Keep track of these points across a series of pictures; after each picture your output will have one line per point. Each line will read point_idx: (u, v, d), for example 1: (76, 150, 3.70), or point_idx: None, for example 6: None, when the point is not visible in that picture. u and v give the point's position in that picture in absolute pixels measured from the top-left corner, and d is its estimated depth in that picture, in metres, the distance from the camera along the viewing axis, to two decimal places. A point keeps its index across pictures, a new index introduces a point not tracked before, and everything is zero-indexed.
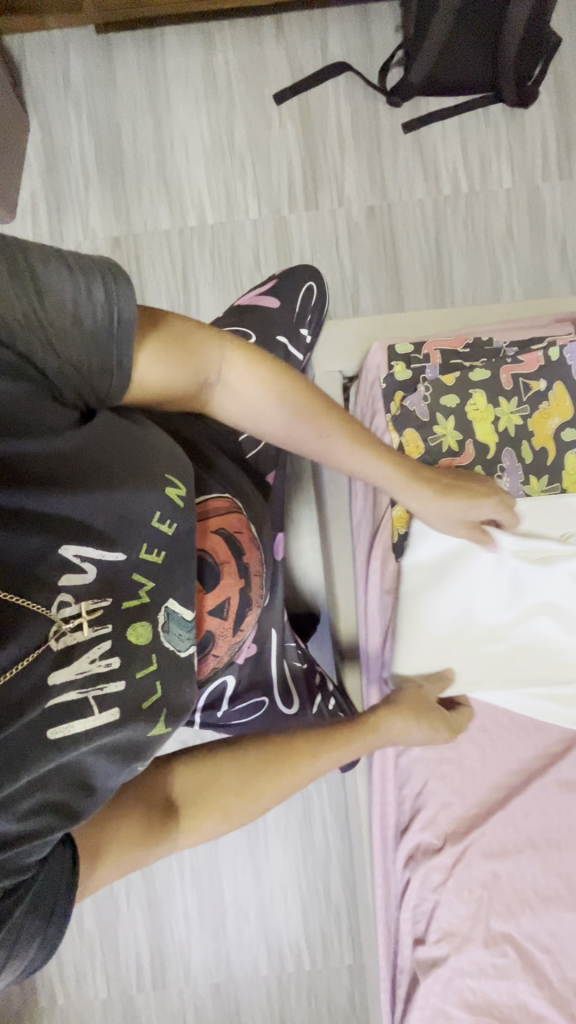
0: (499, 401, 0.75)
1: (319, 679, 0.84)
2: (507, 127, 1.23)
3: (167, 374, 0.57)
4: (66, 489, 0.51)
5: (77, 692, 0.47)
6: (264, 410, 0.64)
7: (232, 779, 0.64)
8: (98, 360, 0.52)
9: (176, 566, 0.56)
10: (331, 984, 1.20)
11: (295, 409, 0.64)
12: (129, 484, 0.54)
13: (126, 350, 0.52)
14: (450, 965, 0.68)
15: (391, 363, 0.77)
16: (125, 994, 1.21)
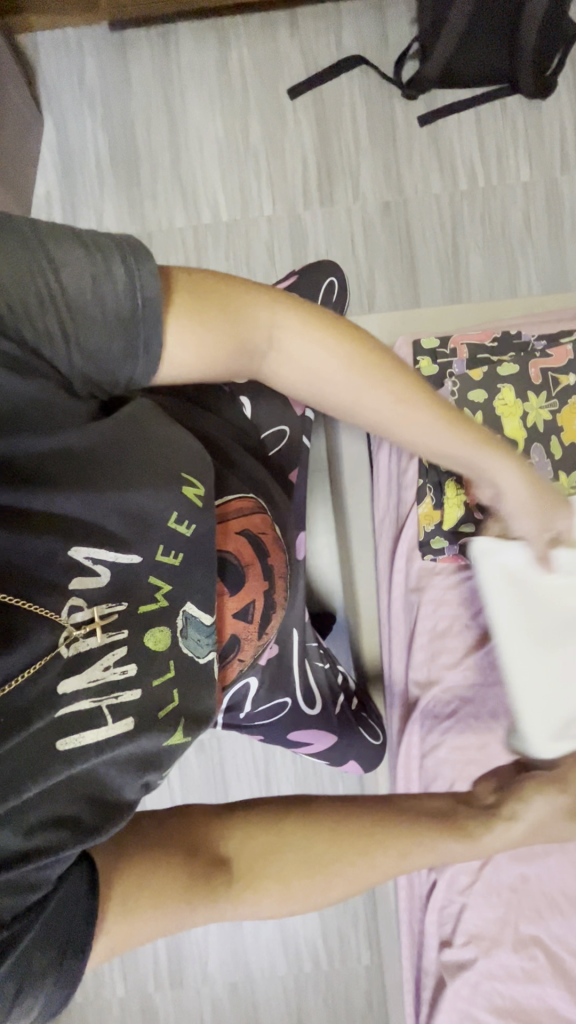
0: (528, 395, 0.74)
1: (342, 680, 0.84)
2: (525, 119, 1.21)
3: (213, 342, 0.53)
4: (80, 490, 0.51)
5: (90, 700, 0.48)
6: (328, 373, 0.58)
7: (296, 852, 0.54)
8: (122, 345, 0.50)
9: (194, 568, 0.55)
10: (348, 985, 1.19)
11: (357, 371, 0.58)
12: (144, 484, 0.53)
13: (152, 330, 0.50)
14: (477, 968, 0.67)
15: (416, 357, 0.77)
16: (143, 993, 1.21)
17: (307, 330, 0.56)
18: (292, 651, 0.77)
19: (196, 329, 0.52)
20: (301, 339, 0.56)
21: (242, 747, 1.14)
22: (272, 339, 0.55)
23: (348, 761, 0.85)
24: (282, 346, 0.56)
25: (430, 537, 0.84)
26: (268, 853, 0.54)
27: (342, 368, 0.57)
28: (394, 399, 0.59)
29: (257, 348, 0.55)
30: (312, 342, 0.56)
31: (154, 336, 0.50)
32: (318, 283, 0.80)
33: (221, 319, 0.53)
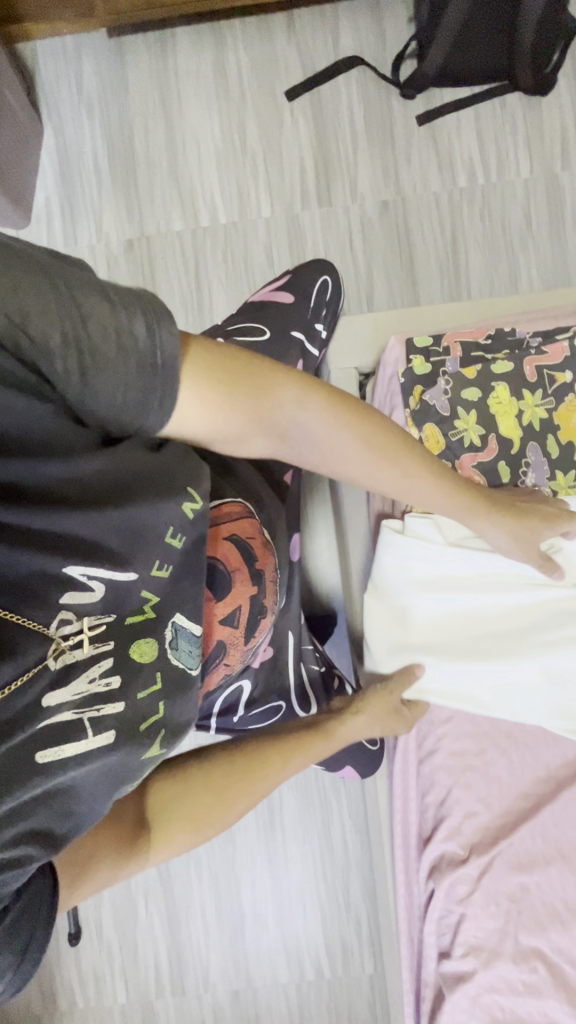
0: (523, 394, 0.73)
1: (337, 681, 0.82)
2: (524, 116, 1.20)
3: (225, 415, 0.52)
4: (82, 514, 0.48)
5: (74, 711, 0.47)
6: (336, 449, 0.58)
7: (203, 791, 0.63)
8: (137, 396, 0.47)
9: (184, 582, 0.55)
10: (351, 994, 1.18)
11: (362, 449, 0.58)
12: (145, 502, 0.51)
13: (167, 387, 0.48)
14: (477, 981, 0.65)
15: (409, 356, 0.75)
16: (144, 999, 1.20)
17: (316, 406, 0.55)
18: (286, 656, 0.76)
19: (208, 398, 0.50)
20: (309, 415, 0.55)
21: None
22: (281, 417, 0.55)
23: (344, 766, 0.84)
24: (292, 423, 0.55)
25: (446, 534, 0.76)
26: (180, 798, 0.62)
27: (345, 443, 0.57)
28: (393, 473, 0.60)
29: (266, 425, 0.55)
30: (322, 422, 0.55)
31: (167, 392, 0.48)
32: (311, 283, 0.79)
33: (233, 392, 0.51)
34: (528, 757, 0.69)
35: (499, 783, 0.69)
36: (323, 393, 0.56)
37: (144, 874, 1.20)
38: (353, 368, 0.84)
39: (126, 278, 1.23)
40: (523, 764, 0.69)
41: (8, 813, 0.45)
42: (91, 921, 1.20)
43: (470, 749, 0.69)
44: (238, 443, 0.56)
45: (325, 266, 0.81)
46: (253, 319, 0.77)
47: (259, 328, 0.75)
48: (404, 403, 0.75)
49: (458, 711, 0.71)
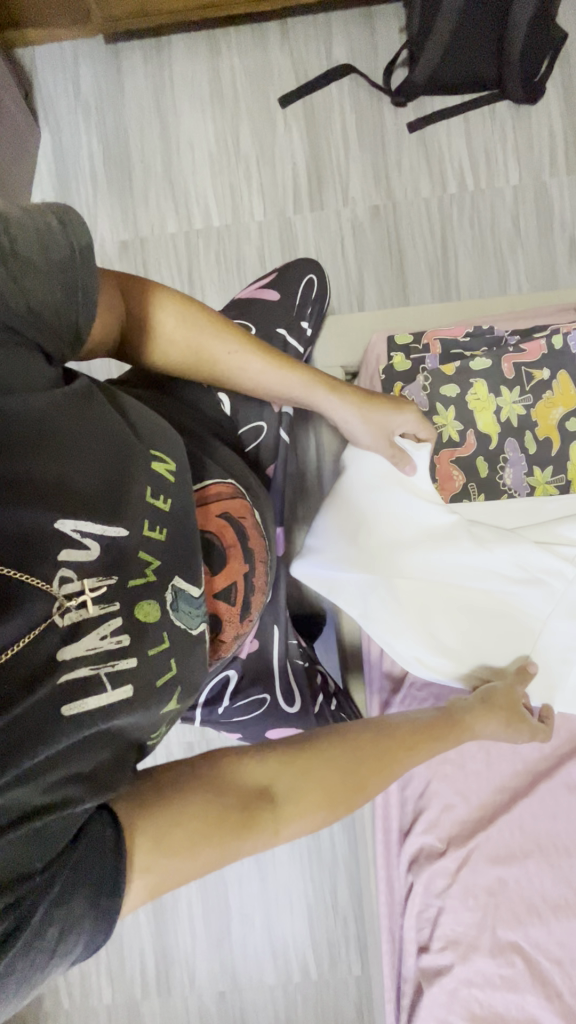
0: (501, 392, 0.74)
1: (321, 679, 0.82)
2: (514, 123, 1.22)
3: (109, 316, 0.59)
4: (58, 453, 0.50)
5: (89, 668, 0.47)
6: (191, 344, 0.65)
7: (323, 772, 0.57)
8: (69, 291, 0.53)
9: (176, 543, 0.56)
10: (338, 996, 1.17)
11: (233, 347, 0.66)
12: (121, 460, 0.54)
13: (88, 280, 0.54)
14: (455, 974, 0.65)
15: (390, 354, 0.78)
16: (130, 999, 1.19)
17: (187, 311, 0.64)
18: (271, 647, 0.77)
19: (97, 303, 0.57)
20: (184, 321, 0.64)
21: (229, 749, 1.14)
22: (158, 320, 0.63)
23: None
24: (172, 328, 0.64)
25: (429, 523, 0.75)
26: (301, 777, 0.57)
27: (217, 344, 0.65)
28: (266, 369, 0.67)
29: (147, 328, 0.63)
30: (179, 319, 0.63)
31: (91, 286, 0.54)
32: (297, 280, 0.80)
33: (114, 297, 0.59)
34: (506, 751, 0.69)
35: (477, 777, 0.69)
36: (192, 304, 0.65)
37: None
38: (340, 365, 0.85)
39: None
40: (501, 758, 0.69)
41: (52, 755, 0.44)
42: None
43: None
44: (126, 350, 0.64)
45: (310, 264, 0.82)
46: (238, 315, 0.78)
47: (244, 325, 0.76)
48: None
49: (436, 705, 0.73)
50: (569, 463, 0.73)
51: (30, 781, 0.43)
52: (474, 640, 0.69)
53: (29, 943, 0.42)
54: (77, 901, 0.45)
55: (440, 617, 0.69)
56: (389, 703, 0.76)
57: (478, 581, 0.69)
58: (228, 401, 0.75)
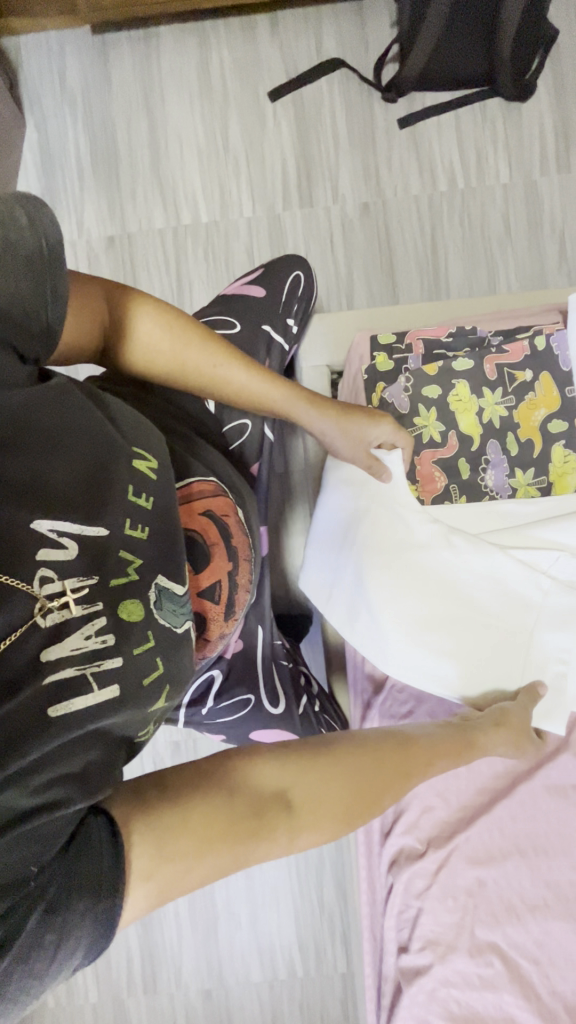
0: (483, 393, 0.74)
1: (304, 679, 0.81)
2: (505, 121, 1.21)
3: (80, 319, 0.57)
4: (32, 453, 0.48)
5: (74, 668, 0.46)
6: (174, 353, 0.64)
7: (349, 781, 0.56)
8: (37, 288, 0.51)
9: (160, 540, 0.56)
10: (324, 994, 1.17)
11: (209, 352, 0.65)
12: (100, 457, 0.54)
13: (57, 279, 0.53)
14: (433, 975, 0.65)
15: (373, 354, 0.78)
16: (117, 998, 1.19)
17: (162, 315, 0.63)
18: (256, 647, 0.77)
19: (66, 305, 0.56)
20: (158, 324, 0.63)
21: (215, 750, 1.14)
22: (131, 323, 0.62)
23: None
24: (145, 332, 0.63)
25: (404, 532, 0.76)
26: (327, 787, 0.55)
27: (192, 348, 0.64)
28: (243, 373, 0.66)
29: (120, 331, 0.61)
30: (162, 326, 0.63)
31: (60, 285, 0.53)
32: (282, 278, 0.80)
33: (85, 298, 0.58)
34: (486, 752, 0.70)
35: (457, 779, 0.69)
36: (168, 309, 0.64)
37: None
38: (325, 365, 0.85)
39: (107, 274, 1.23)
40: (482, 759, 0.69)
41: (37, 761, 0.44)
42: None
43: None
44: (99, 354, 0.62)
45: (295, 261, 0.81)
46: (222, 313, 0.77)
47: (228, 322, 0.76)
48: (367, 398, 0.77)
49: (418, 707, 0.73)
50: (551, 464, 0.73)
51: (17, 783, 0.42)
52: (456, 651, 0.68)
53: (29, 945, 0.42)
54: (77, 903, 0.44)
55: (421, 623, 0.68)
56: (370, 705, 0.76)
57: (460, 591, 0.69)
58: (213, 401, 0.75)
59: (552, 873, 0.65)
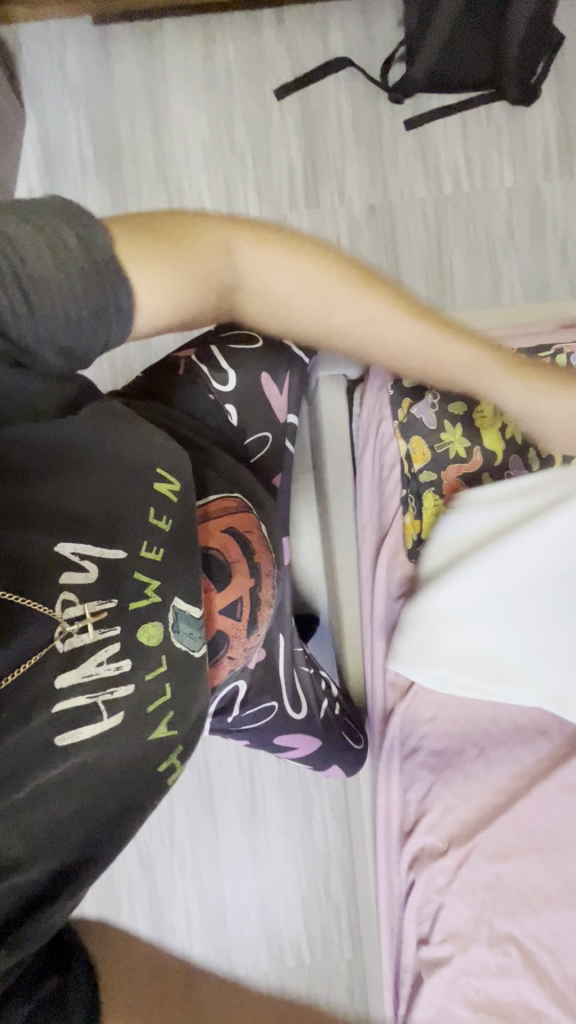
0: (507, 410, 0.77)
1: (325, 687, 0.84)
2: (509, 124, 1.22)
3: (164, 266, 0.53)
4: (56, 481, 0.51)
5: (86, 697, 0.48)
6: (292, 291, 0.60)
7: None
8: (93, 310, 0.50)
9: (175, 564, 0.56)
10: (331, 979, 1.18)
11: (297, 269, 0.59)
12: (121, 480, 0.55)
13: (121, 290, 0.51)
14: (453, 965, 0.69)
15: (399, 371, 0.80)
16: None
17: (246, 243, 0.59)
18: (277, 656, 0.78)
19: (138, 259, 0.52)
20: (238, 255, 0.58)
21: (226, 748, 1.17)
22: (224, 254, 0.57)
23: (332, 767, 0.86)
24: (234, 266, 0.58)
25: (419, 544, 0.78)
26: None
27: (279, 274, 0.60)
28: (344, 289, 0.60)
29: (210, 268, 0.56)
30: (284, 263, 0.59)
31: (125, 293, 0.51)
32: None
33: (164, 242, 0.54)
34: (504, 754, 0.73)
35: (476, 780, 0.73)
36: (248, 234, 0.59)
37: (129, 869, 1.18)
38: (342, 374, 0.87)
39: None
40: (500, 760, 0.73)
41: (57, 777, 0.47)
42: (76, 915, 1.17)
43: (453, 749, 0.74)
44: (196, 306, 0.57)
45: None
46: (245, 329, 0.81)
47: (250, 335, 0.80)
48: (393, 415, 0.79)
49: (441, 713, 0.75)
50: None
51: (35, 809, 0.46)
52: None
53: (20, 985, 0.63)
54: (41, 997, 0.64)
55: None
56: (393, 710, 0.77)
57: None
58: (235, 413, 0.77)
59: (566, 867, 0.69)
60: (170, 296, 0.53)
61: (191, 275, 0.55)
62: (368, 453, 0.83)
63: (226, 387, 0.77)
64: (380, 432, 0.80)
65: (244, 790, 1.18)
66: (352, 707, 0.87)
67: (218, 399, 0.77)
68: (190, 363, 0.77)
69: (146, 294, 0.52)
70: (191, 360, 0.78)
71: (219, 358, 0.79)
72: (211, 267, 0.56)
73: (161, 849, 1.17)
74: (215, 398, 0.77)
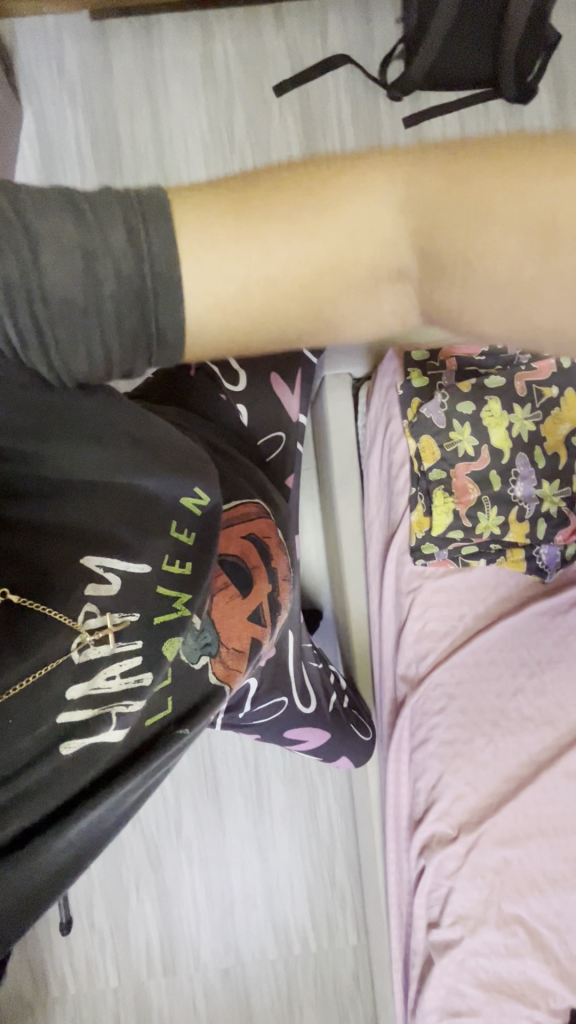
0: (514, 408, 0.78)
1: (334, 678, 0.88)
2: (507, 124, 1.23)
3: (248, 267, 0.35)
4: (83, 493, 0.51)
5: (96, 708, 0.47)
6: (498, 244, 0.33)
7: None
8: (127, 341, 0.36)
9: (199, 578, 0.55)
10: (336, 965, 1.20)
11: (518, 187, 0.33)
12: (147, 491, 0.53)
13: (168, 320, 0.36)
14: (463, 946, 0.71)
15: (407, 371, 0.81)
16: (137, 983, 1.17)
17: (394, 183, 0.35)
18: (288, 651, 0.79)
19: (208, 267, 0.35)
20: (384, 206, 0.35)
21: (231, 744, 1.18)
22: (372, 224, 0.35)
23: (341, 758, 0.88)
24: (377, 234, 0.35)
25: (421, 542, 0.79)
26: None
27: (459, 211, 0.34)
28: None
29: (343, 265, 0.36)
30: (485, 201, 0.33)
31: (175, 327, 0.36)
32: None
33: (258, 224, 0.35)
34: (511, 742, 0.76)
35: (485, 769, 0.75)
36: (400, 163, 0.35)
37: (135, 862, 1.17)
38: (347, 373, 0.90)
39: None
40: (507, 749, 0.75)
41: (64, 779, 0.46)
42: (83, 907, 1.16)
43: (460, 737, 0.76)
44: (352, 327, 0.38)
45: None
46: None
47: None
48: (403, 415, 0.79)
49: (449, 704, 0.77)
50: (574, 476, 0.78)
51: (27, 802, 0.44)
52: None
53: None
54: None
55: None
56: (403, 702, 0.80)
57: None
58: (246, 412, 0.80)
59: (570, 849, 0.72)
60: (271, 317, 0.37)
61: (306, 283, 0.36)
62: (376, 451, 0.84)
63: (238, 387, 0.80)
64: (390, 433, 0.82)
65: (250, 782, 1.19)
66: (357, 695, 0.91)
67: (229, 400, 0.79)
68: (201, 365, 0.80)
69: (224, 320, 0.37)
70: (202, 361, 0.80)
71: (230, 360, 0.82)
72: (356, 255, 0.36)
73: (168, 841, 1.17)
74: (227, 398, 0.79)
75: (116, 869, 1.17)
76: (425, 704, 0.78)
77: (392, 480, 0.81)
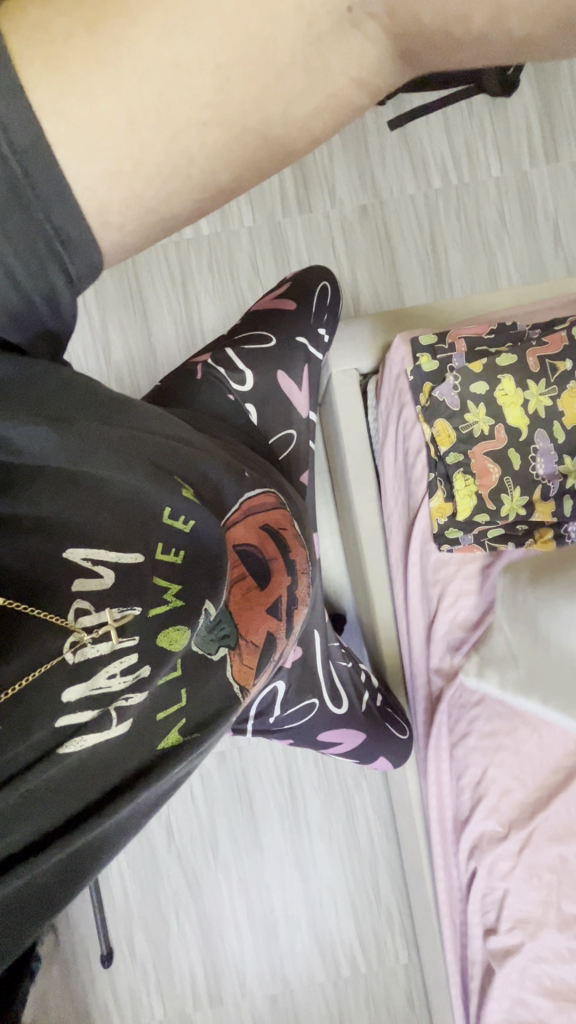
0: (528, 385, 0.77)
1: (365, 678, 0.85)
2: (491, 115, 1.20)
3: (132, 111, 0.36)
4: (63, 483, 0.48)
5: (97, 709, 0.43)
6: None
7: None
8: (24, 248, 0.39)
9: (198, 568, 0.52)
10: (388, 985, 1.14)
11: None
12: (135, 477, 0.52)
13: (62, 214, 0.39)
14: (525, 953, 0.74)
15: (416, 356, 0.80)
16: (182, 1015, 1.11)
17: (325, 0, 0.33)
18: (315, 651, 0.78)
19: (91, 155, 0.37)
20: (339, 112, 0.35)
21: (263, 759, 1.15)
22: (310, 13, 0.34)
23: (378, 760, 0.86)
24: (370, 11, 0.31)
25: (444, 530, 0.80)
26: None
27: None
28: None
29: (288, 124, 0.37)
30: None
31: (73, 221, 0.39)
32: (312, 292, 0.89)
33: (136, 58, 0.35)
34: (557, 734, 0.77)
35: (531, 760, 0.77)
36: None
37: (173, 887, 1.13)
38: (353, 368, 0.90)
39: (112, 291, 1.14)
40: (553, 739, 0.77)
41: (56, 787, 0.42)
42: (122, 938, 1.11)
43: (503, 731, 0.78)
44: None
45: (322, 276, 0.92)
46: (258, 330, 0.85)
47: (265, 336, 0.84)
48: (415, 401, 0.80)
49: (488, 695, 0.79)
50: None
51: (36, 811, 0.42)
52: None
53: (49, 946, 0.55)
54: None
55: None
56: (441, 696, 0.82)
57: None
58: (255, 411, 0.80)
59: None
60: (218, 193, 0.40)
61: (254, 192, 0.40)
62: (390, 444, 0.86)
63: (245, 387, 0.80)
64: (405, 422, 0.83)
65: (284, 796, 1.16)
66: (389, 693, 0.89)
67: (238, 401, 0.79)
68: (208, 368, 0.79)
69: (134, 198, 0.39)
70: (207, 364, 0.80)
71: (235, 360, 0.81)
72: (328, 78, 0.35)
73: (205, 865, 1.13)
74: (235, 399, 0.79)
75: (155, 900, 1.12)
76: (469, 719, 0.79)
77: (409, 468, 0.83)
